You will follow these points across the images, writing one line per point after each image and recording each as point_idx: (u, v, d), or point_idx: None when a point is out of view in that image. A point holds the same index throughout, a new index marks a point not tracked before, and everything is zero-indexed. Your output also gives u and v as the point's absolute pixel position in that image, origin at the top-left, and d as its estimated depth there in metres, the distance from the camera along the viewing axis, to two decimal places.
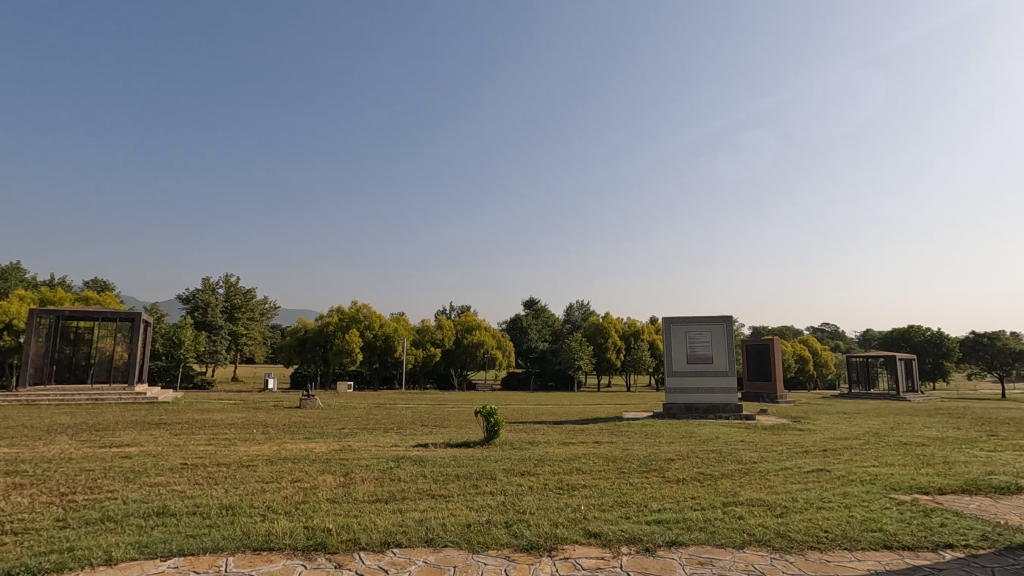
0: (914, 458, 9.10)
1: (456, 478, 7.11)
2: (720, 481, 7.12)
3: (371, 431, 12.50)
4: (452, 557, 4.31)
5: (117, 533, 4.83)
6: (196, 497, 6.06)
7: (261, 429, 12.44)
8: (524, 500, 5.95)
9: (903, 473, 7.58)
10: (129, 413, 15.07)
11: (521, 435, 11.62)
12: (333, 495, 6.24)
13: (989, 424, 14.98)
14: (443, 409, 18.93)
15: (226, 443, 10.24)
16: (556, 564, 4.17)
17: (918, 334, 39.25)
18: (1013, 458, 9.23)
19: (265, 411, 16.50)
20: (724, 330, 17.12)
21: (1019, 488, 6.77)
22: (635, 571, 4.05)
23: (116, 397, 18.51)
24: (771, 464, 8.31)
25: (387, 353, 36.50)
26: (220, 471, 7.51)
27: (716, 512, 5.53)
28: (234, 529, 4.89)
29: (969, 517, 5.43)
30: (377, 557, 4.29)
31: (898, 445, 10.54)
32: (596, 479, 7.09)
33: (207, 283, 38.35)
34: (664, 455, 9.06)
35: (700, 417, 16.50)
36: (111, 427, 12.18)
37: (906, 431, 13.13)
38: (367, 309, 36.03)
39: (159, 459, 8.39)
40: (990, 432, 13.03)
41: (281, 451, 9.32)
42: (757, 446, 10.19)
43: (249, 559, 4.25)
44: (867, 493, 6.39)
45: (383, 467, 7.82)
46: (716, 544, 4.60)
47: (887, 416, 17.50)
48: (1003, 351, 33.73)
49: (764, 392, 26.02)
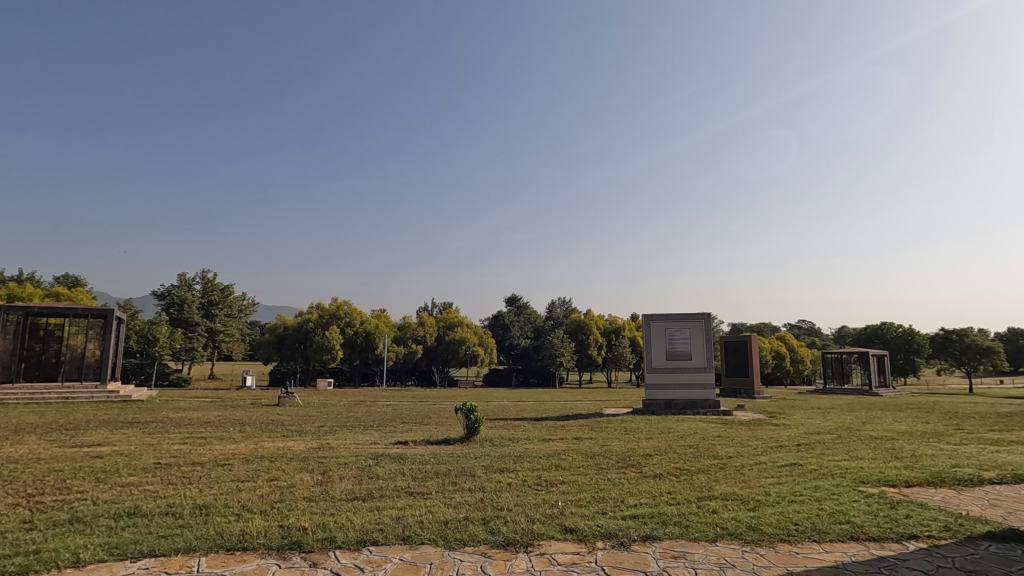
0: (884, 451, 9.34)
1: (435, 475, 7.08)
2: (696, 476, 7.24)
3: (351, 429, 12.43)
4: (428, 553, 4.32)
5: (86, 534, 4.75)
6: (169, 497, 5.96)
7: (238, 427, 12.23)
8: (502, 497, 5.98)
9: (873, 466, 7.79)
10: (100, 412, 14.66)
11: (502, 432, 11.67)
12: (310, 493, 6.18)
13: (957, 418, 15.36)
14: (424, 405, 18.86)
15: (201, 442, 10.04)
16: (531, 560, 4.21)
17: (890, 331, 40.00)
18: (978, 451, 9.52)
19: (242, 410, 15.99)
20: (703, 327, 17.38)
21: (981, 480, 7.01)
22: (609, 567, 4.09)
23: (88, 396, 18.13)
24: (746, 459, 8.46)
25: (368, 350, 36.17)
26: (194, 471, 7.37)
27: (691, 506, 5.62)
28: (207, 529, 4.83)
29: (933, 509, 5.60)
30: (353, 556, 4.27)
31: (870, 440, 10.80)
32: (574, 475, 7.17)
33: (183, 279, 37.38)
34: (642, 451, 9.17)
35: (678, 413, 16.74)
36: (81, 426, 11.82)
37: (878, 425, 13.48)
38: (347, 306, 35.69)
39: (131, 459, 8.21)
40: (959, 426, 13.38)
41: (258, 450, 9.19)
42: (733, 442, 10.37)
43: (222, 559, 4.21)
44: (837, 486, 6.54)
45: (362, 465, 7.76)
46: (691, 538, 4.68)
47: (860, 411, 17.87)
48: (972, 347, 34.84)
49: (742, 388, 26.44)
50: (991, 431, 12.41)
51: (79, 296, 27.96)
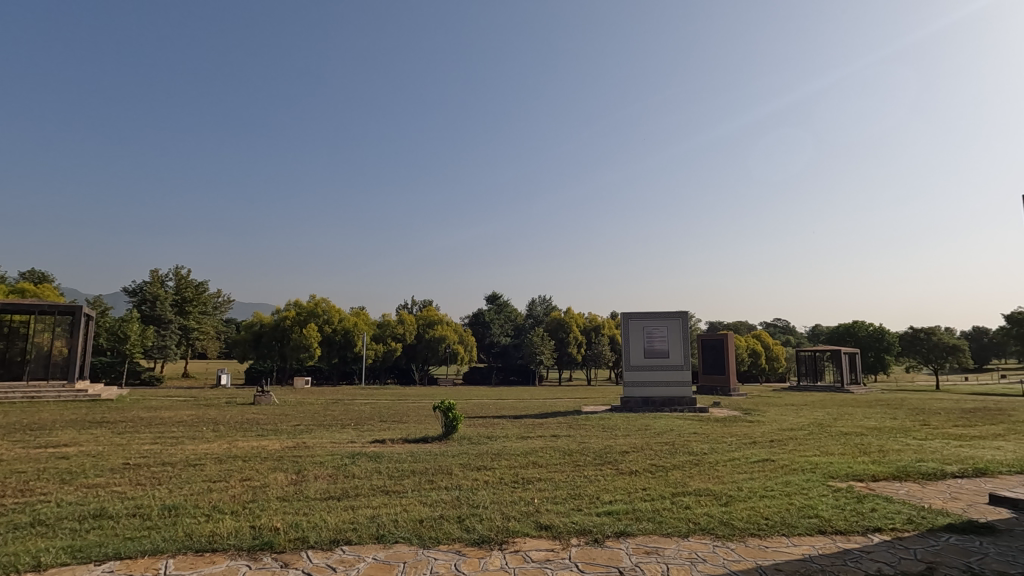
0: (852, 447, 9.59)
1: (412, 474, 7.04)
2: (671, 472, 7.33)
3: (327, 427, 12.26)
4: (402, 552, 4.31)
5: (48, 536, 4.63)
6: (138, 498, 5.84)
7: (211, 427, 12.02)
8: (479, 495, 5.99)
9: (842, 462, 7.98)
10: (67, 412, 14.25)
11: (480, 430, 11.65)
12: (284, 493, 6.09)
13: (924, 414, 15.77)
14: (402, 404, 18.69)
15: (172, 442, 9.84)
16: (506, 557, 4.22)
17: (862, 330, 40.90)
18: (942, 445, 9.85)
19: (217, 409, 15.83)
20: (680, 325, 17.61)
21: (944, 474, 7.25)
22: (583, 563, 4.12)
23: (55, 395, 17.69)
24: (720, 455, 8.61)
25: (346, 349, 35.78)
26: (165, 471, 7.24)
27: (665, 502, 5.69)
28: (176, 531, 4.75)
29: (897, 502, 5.79)
30: (325, 556, 4.23)
31: (839, 436, 11.06)
32: (551, 472, 7.21)
33: (155, 276, 36.43)
34: (619, 448, 9.27)
35: (655, 409, 16.95)
36: (46, 426, 11.49)
37: (847, 421, 13.87)
38: (325, 303, 35.24)
39: (98, 459, 8.03)
40: (923, 422, 13.84)
41: (232, 449, 9.04)
42: (709, 438, 10.52)
43: (191, 560, 4.14)
44: (807, 481, 6.70)
45: (338, 463, 7.71)
46: (663, 534, 4.73)
47: (832, 407, 18.33)
48: (939, 345, 35.85)
49: (718, 385, 26.91)
50: (954, 427, 12.80)
51: (45, 292, 27.15)
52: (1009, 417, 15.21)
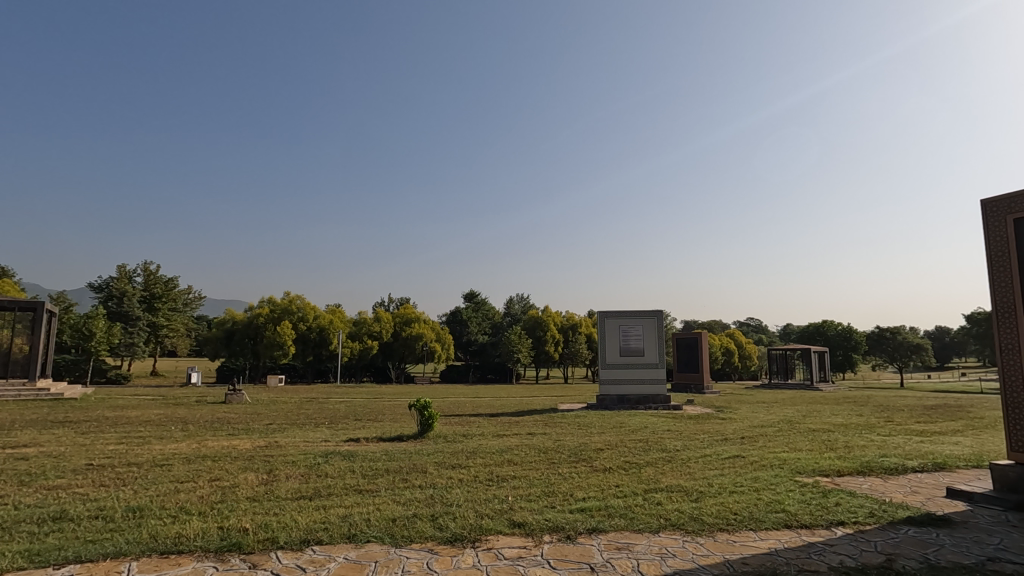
0: (820, 443, 9.86)
1: (386, 473, 6.98)
2: (645, 469, 7.42)
3: (301, 427, 12.07)
4: (373, 552, 4.27)
5: (5, 540, 4.47)
6: (100, 500, 5.67)
7: (179, 427, 11.70)
8: (453, 493, 5.97)
9: (810, 457, 8.18)
10: (26, 411, 13.71)
11: (456, 429, 11.55)
12: (254, 493, 5.98)
13: (889, 411, 16.23)
14: (378, 403, 18.52)
15: (138, 441, 9.57)
16: (478, 555, 4.22)
17: (831, 329, 41.99)
18: (904, 441, 10.17)
19: (186, 408, 15.38)
20: (655, 324, 17.79)
21: (905, 469, 7.48)
22: (555, 560, 4.15)
23: (14, 395, 17.04)
24: (692, 452, 8.72)
25: (322, 346, 35.31)
26: (132, 471, 7.07)
27: (638, 499, 5.77)
28: (139, 533, 4.62)
29: (860, 496, 5.95)
30: (295, 556, 4.17)
31: (807, 432, 11.35)
32: (526, 470, 7.22)
33: (122, 271, 35.39)
34: (594, 445, 9.33)
35: (630, 407, 17.12)
36: (5, 426, 11.06)
37: (816, 418, 14.20)
38: (300, 300, 34.75)
39: (61, 460, 7.80)
40: (887, 418, 14.32)
41: (200, 449, 8.84)
42: (682, 435, 10.70)
43: (154, 563, 4.03)
44: (775, 476, 6.86)
45: (310, 463, 7.58)
46: (634, 530, 4.80)
47: (802, 405, 18.77)
48: (903, 344, 36.91)
49: (692, 383, 27.28)
50: (916, 423, 13.20)
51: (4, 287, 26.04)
52: (968, 414, 15.78)
